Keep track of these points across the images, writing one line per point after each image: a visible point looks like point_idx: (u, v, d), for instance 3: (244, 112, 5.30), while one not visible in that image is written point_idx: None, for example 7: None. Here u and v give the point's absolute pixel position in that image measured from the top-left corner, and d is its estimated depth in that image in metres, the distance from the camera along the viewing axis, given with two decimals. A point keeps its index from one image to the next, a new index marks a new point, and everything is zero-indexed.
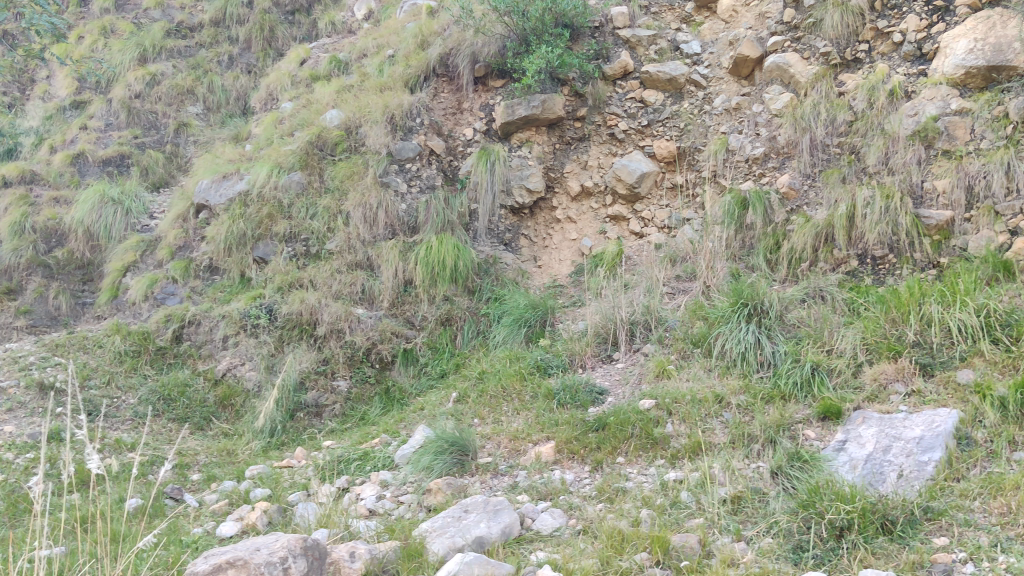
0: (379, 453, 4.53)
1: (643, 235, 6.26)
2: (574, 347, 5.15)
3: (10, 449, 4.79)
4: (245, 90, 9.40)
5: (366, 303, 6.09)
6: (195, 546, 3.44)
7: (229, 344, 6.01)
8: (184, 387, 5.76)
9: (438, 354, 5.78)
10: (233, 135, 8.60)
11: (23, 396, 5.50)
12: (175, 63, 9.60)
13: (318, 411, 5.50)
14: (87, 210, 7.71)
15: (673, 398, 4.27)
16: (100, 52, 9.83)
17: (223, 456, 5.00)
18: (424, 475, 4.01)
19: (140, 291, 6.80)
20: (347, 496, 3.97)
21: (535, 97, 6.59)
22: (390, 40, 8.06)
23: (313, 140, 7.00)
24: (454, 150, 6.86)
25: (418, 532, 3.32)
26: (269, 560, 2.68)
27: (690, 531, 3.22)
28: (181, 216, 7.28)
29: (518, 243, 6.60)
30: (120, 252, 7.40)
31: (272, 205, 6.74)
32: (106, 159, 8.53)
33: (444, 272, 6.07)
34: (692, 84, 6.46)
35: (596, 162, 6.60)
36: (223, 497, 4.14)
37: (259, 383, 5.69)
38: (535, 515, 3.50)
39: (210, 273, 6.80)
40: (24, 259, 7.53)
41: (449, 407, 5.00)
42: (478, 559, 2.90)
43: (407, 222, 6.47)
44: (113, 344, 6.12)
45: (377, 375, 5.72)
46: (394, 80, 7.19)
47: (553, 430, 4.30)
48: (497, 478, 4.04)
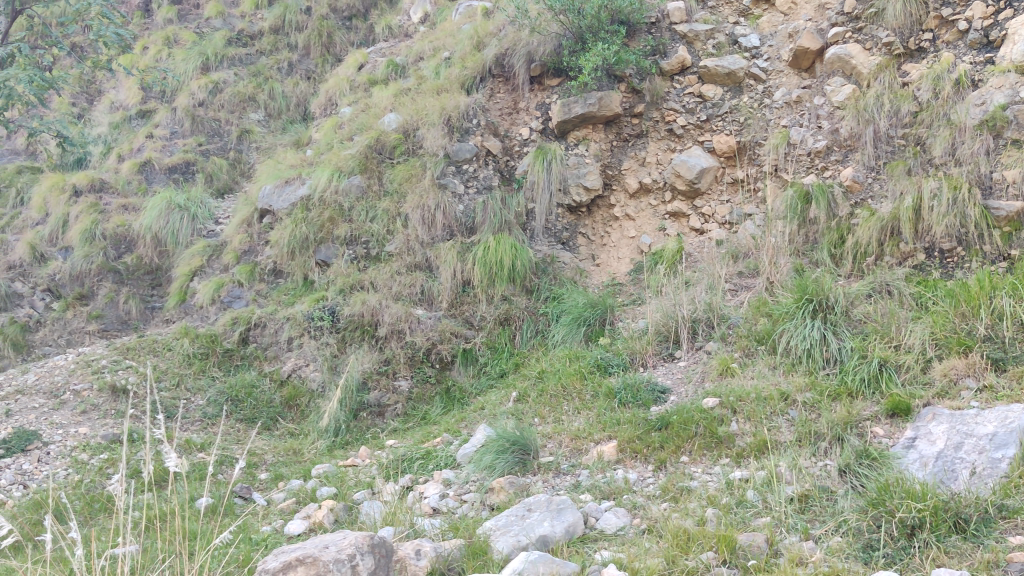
0: (441, 451, 4.56)
1: (704, 231, 6.18)
2: (635, 346, 5.12)
3: (86, 450, 4.93)
4: (305, 95, 9.54)
5: (426, 304, 6.13)
6: (265, 544, 3.50)
7: (293, 346, 6.11)
8: (251, 388, 5.87)
9: (497, 354, 5.79)
10: (294, 140, 8.73)
11: (96, 399, 5.65)
12: (236, 71, 9.78)
13: (380, 411, 5.57)
14: (155, 217, 7.88)
15: (738, 395, 4.22)
16: (164, 61, 10.07)
17: (289, 455, 5.08)
18: (486, 475, 4.05)
19: (207, 295, 6.95)
20: (411, 495, 4.01)
21: (592, 95, 6.57)
22: (446, 42, 8.12)
23: (372, 144, 7.08)
24: (511, 150, 6.88)
25: (482, 531, 3.33)
26: (338, 558, 2.71)
27: (756, 530, 3.17)
28: (246, 221, 7.42)
29: (576, 242, 6.57)
30: (187, 257, 7.57)
31: (333, 209, 6.83)
32: (172, 167, 8.73)
33: (502, 272, 6.08)
34: (752, 78, 6.35)
35: (654, 159, 6.54)
36: (290, 496, 4.21)
37: (323, 384, 5.76)
38: (598, 514, 3.48)
39: (274, 277, 6.92)
40: (95, 264, 7.74)
41: (510, 406, 5.01)
42: (542, 558, 2.89)
43: (465, 223, 6.50)
44: (181, 347, 6.25)
45: (438, 375, 5.77)
46: (451, 82, 7.25)
47: (614, 429, 4.27)
48: (559, 477, 4.03)
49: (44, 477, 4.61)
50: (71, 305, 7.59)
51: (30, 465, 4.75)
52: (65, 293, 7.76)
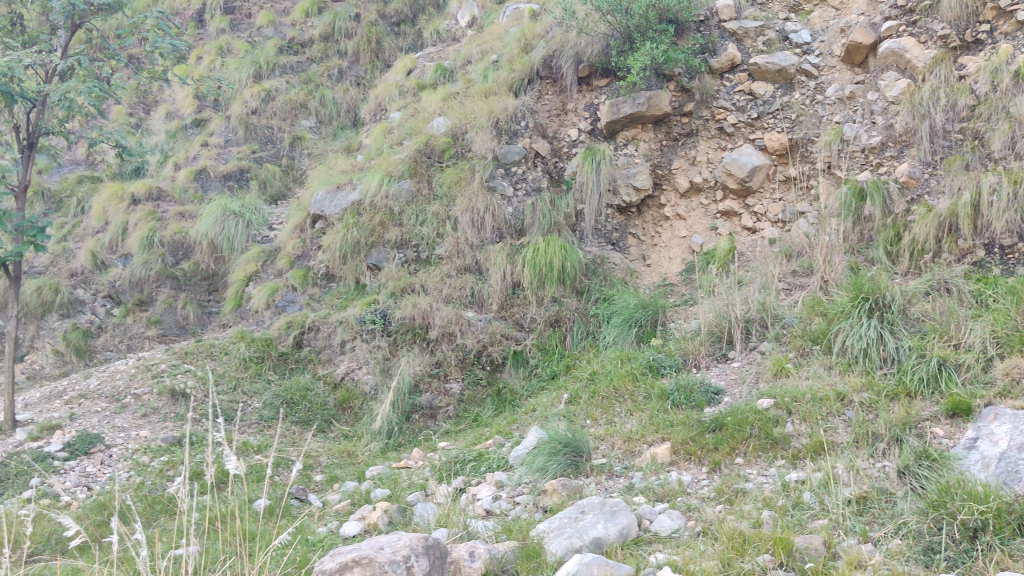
0: (493, 453, 4.58)
1: (756, 230, 6.09)
2: (687, 346, 5.08)
3: (146, 453, 5.04)
4: (355, 101, 9.65)
5: (476, 306, 6.16)
6: (321, 545, 3.54)
7: (346, 349, 6.18)
8: (305, 391, 5.94)
9: (548, 355, 5.78)
10: (345, 146, 8.83)
11: (156, 402, 5.77)
12: (288, 79, 9.91)
13: (432, 413, 5.60)
14: (210, 223, 8.01)
15: (793, 396, 4.16)
16: (217, 71, 10.24)
17: (343, 457, 5.13)
18: (539, 476, 4.05)
19: (262, 300, 7.06)
20: (464, 496, 4.03)
21: (640, 94, 6.53)
22: (494, 45, 8.15)
23: (421, 149, 7.15)
24: (559, 151, 6.86)
25: (535, 533, 3.33)
26: (394, 559, 2.73)
27: (813, 532, 3.12)
28: (299, 227, 7.52)
29: (626, 243, 6.53)
30: (243, 263, 7.69)
31: (383, 213, 6.89)
32: (227, 174, 8.88)
33: (552, 273, 6.08)
34: (803, 74, 6.28)
35: (705, 158, 6.48)
36: (345, 497, 4.26)
37: (375, 387, 5.82)
38: (653, 516, 3.46)
39: (327, 281, 7.01)
40: (154, 271, 7.91)
41: (561, 408, 5.00)
42: (597, 560, 2.88)
43: (514, 225, 6.51)
44: (238, 351, 6.35)
45: (489, 377, 5.78)
46: (499, 85, 7.28)
47: (668, 430, 4.24)
48: (612, 479, 4.01)
49: (107, 479, 4.72)
50: (131, 311, 7.77)
51: (94, 467, 4.87)
52: (125, 299, 7.93)
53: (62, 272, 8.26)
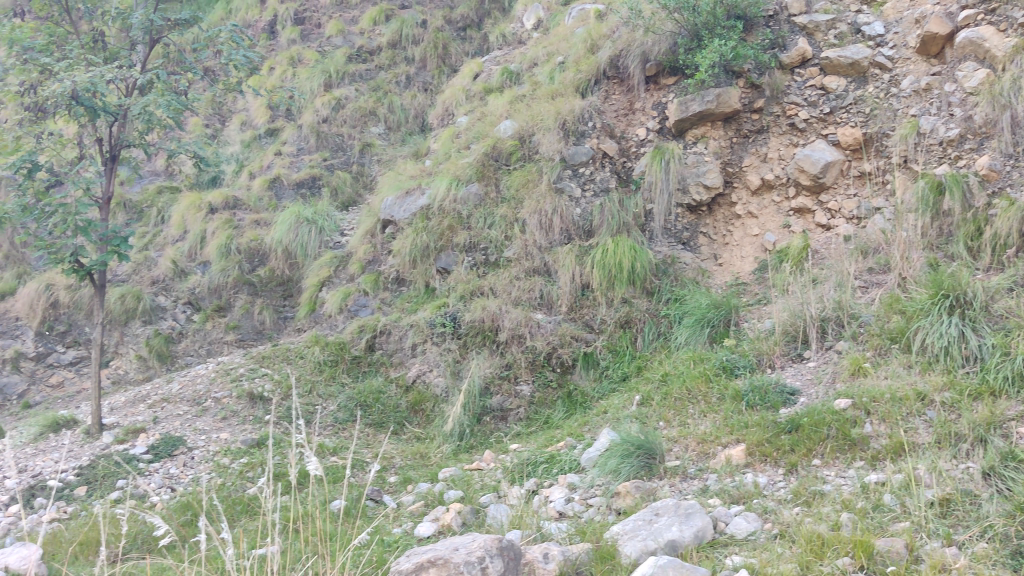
0: (566, 455, 4.58)
1: (831, 227, 5.93)
2: (762, 347, 5.01)
3: (227, 454, 5.16)
4: (423, 107, 9.76)
5: (545, 308, 6.17)
6: (396, 546, 3.59)
7: (418, 352, 6.26)
8: (378, 394, 6.02)
9: (619, 357, 5.73)
10: (414, 151, 8.93)
11: (235, 405, 5.91)
12: (357, 87, 10.06)
13: (502, 415, 5.62)
14: (285, 230, 8.18)
15: (872, 396, 4.07)
16: (289, 81, 10.43)
17: (416, 459, 5.18)
18: (612, 479, 4.03)
19: (335, 305, 7.18)
20: (537, 498, 4.04)
21: (709, 92, 6.47)
22: (560, 47, 8.15)
23: (489, 152, 7.26)
24: (627, 151, 6.82)
25: (609, 535, 3.31)
26: (468, 560, 2.75)
27: (895, 535, 3.04)
28: (370, 232, 7.64)
29: (697, 242, 6.44)
30: (316, 268, 7.83)
31: (452, 217, 7.01)
32: (300, 182, 9.06)
33: (622, 273, 6.05)
34: (877, 67, 6.13)
35: (776, 154, 6.32)
36: (419, 498, 4.30)
37: (446, 389, 5.86)
38: (728, 518, 3.42)
39: (398, 285, 7.10)
40: (231, 277, 8.11)
41: (633, 409, 4.97)
42: (672, 563, 2.85)
43: (583, 226, 6.51)
44: (313, 355, 6.47)
45: (560, 379, 5.77)
46: (566, 87, 7.32)
47: (743, 432, 4.18)
48: (686, 481, 3.97)
49: (190, 480, 4.84)
50: (210, 317, 7.98)
51: (177, 469, 5.00)
52: (204, 305, 8.13)
53: (144, 280, 8.48)
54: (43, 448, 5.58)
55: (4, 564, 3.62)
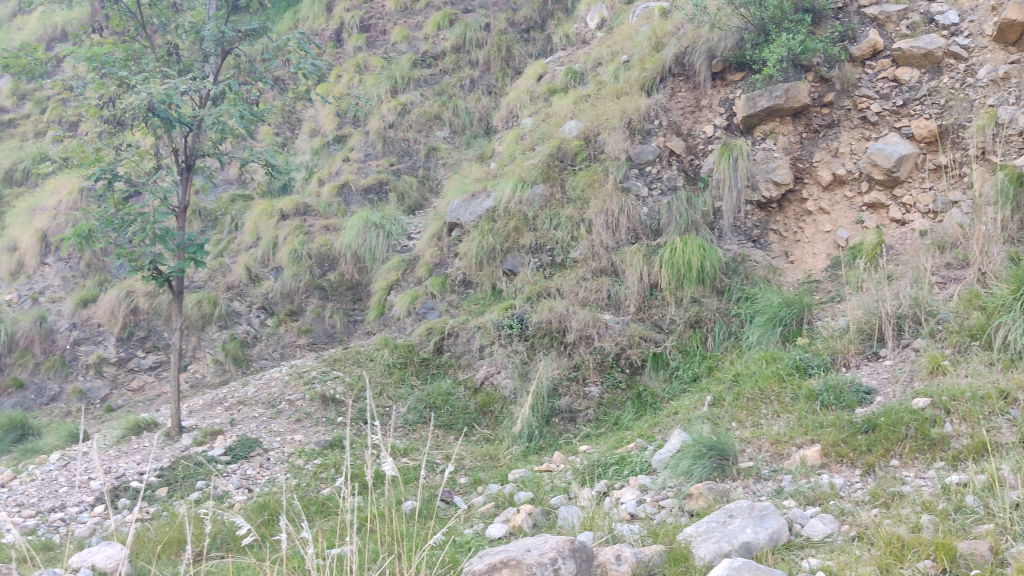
0: (636, 457, 4.55)
1: (906, 222, 5.79)
2: (836, 345, 4.91)
3: (301, 456, 5.25)
4: (487, 110, 9.81)
5: (613, 309, 6.14)
6: (468, 546, 3.62)
7: (485, 354, 6.30)
8: (447, 396, 6.06)
9: (689, 357, 5.68)
10: (479, 154, 8.99)
11: (309, 407, 6.01)
12: (423, 92, 10.17)
13: (572, 416, 5.61)
14: (354, 235, 8.32)
15: (951, 395, 3.96)
16: (356, 87, 10.56)
17: (486, 460, 5.20)
18: (684, 480, 3.99)
19: (404, 308, 7.27)
20: (608, 500, 4.02)
21: (778, 87, 6.37)
22: (625, 45, 8.12)
23: (554, 153, 7.27)
24: (695, 148, 6.75)
25: (682, 537, 3.28)
26: (541, 561, 2.75)
27: (978, 537, 2.95)
28: (437, 235, 7.73)
29: (767, 239, 6.32)
30: (385, 272, 7.94)
31: (518, 219, 7.03)
32: (367, 188, 9.19)
33: (691, 273, 6.00)
34: (952, 57, 5.96)
35: (848, 149, 6.18)
36: (490, 500, 4.32)
37: (515, 391, 5.88)
38: (804, 520, 3.36)
39: (465, 287, 7.16)
40: (303, 282, 8.27)
41: (705, 410, 4.92)
42: (747, 564, 2.80)
43: (650, 225, 6.47)
44: (382, 357, 6.54)
45: (629, 380, 5.74)
46: (631, 85, 7.30)
47: (818, 432, 4.11)
48: (760, 482, 3.91)
49: (266, 481, 4.95)
50: (283, 321, 8.14)
51: (254, 470, 5.11)
52: (277, 310, 8.29)
53: (219, 286, 8.64)
54: (126, 450, 5.75)
55: (91, 564, 3.74)
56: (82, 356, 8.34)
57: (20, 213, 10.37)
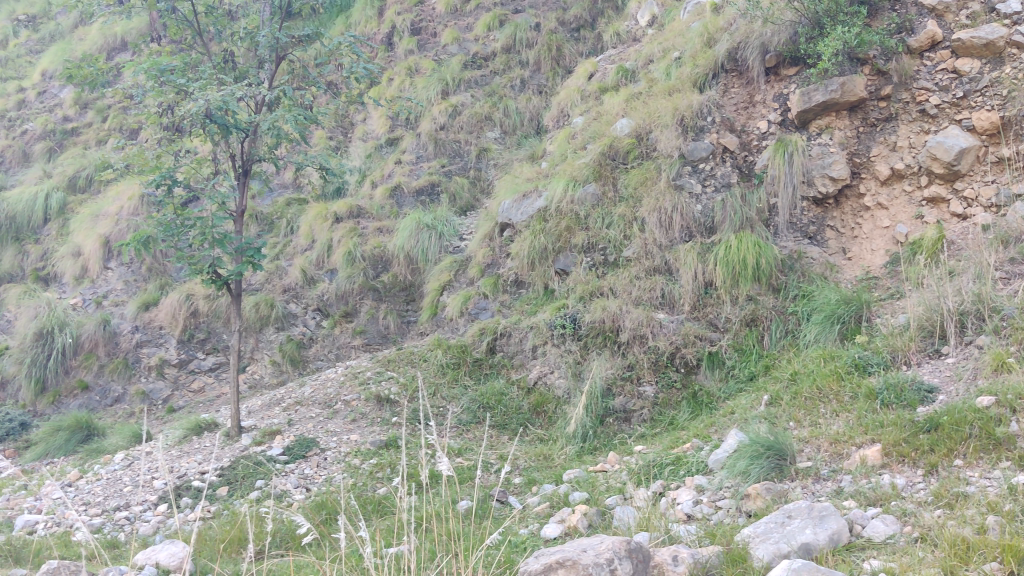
0: (692, 457, 4.52)
1: (967, 216, 5.62)
2: (896, 343, 4.81)
3: (357, 455, 5.31)
4: (537, 110, 9.82)
5: (667, 308, 6.11)
6: (523, 546, 3.63)
7: (538, 354, 6.30)
8: (501, 396, 6.08)
9: (745, 356, 5.62)
10: (530, 154, 9.00)
11: (364, 408, 6.07)
12: (473, 93, 10.21)
13: (626, 416, 5.59)
14: (407, 236, 8.41)
15: (1017, 394, 3.84)
16: (407, 90, 10.65)
17: (540, 460, 5.20)
18: (741, 480, 3.95)
19: (456, 308, 7.31)
20: (664, 501, 3.99)
21: (833, 81, 6.27)
22: (676, 42, 8.08)
23: (605, 151, 7.25)
24: (749, 145, 6.68)
25: (740, 539, 3.24)
26: (597, 561, 2.74)
27: None
28: (488, 236, 7.77)
29: (824, 236, 6.22)
30: (437, 273, 8.00)
31: (570, 218, 7.02)
32: (419, 189, 9.25)
33: (746, 270, 5.93)
34: (1014, 47, 5.74)
35: (906, 142, 6.04)
36: (545, 499, 4.32)
37: (568, 391, 5.87)
38: (865, 521, 3.30)
39: (517, 288, 7.18)
40: (357, 284, 8.36)
41: (762, 410, 4.86)
42: (806, 565, 2.74)
43: (704, 223, 6.41)
44: (436, 358, 6.60)
45: (684, 380, 5.69)
46: (683, 82, 7.27)
47: (878, 431, 4.03)
48: (819, 483, 3.85)
49: (323, 480, 5.00)
50: (338, 322, 8.24)
51: (311, 469, 5.18)
52: (332, 311, 8.39)
53: (276, 288, 8.76)
54: (187, 450, 5.87)
55: (155, 561, 3.82)
56: (144, 358, 8.54)
57: (83, 219, 10.66)
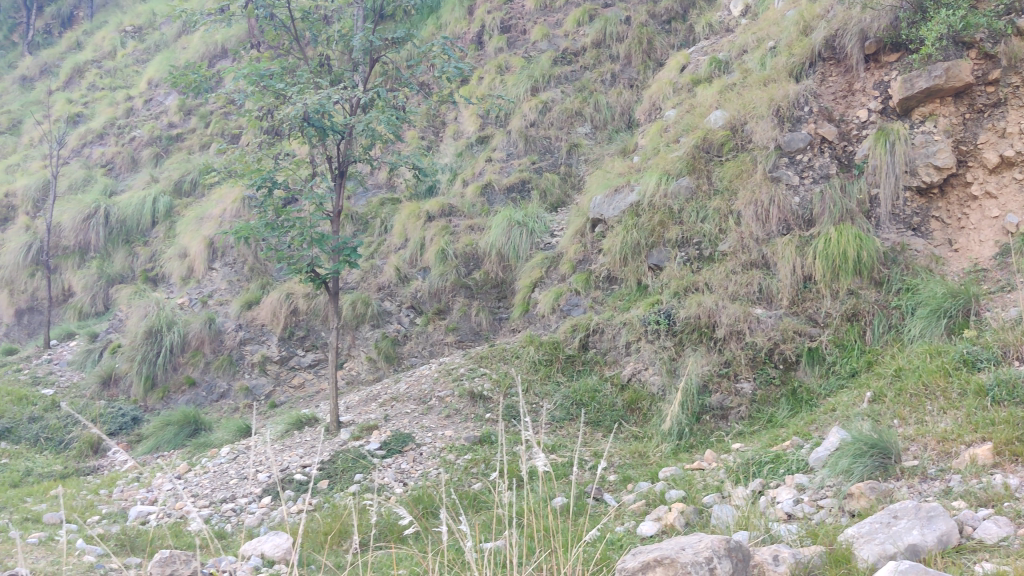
0: (793, 455, 4.43)
1: None
2: (1007, 338, 4.59)
3: (453, 450, 5.37)
4: (628, 104, 9.75)
5: (765, 302, 5.99)
6: (619, 544, 3.61)
7: (632, 350, 6.27)
8: (594, 393, 6.07)
9: (847, 352, 5.45)
10: (621, 149, 8.94)
11: (458, 404, 6.13)
12: (564, 89, 10.20)
13: (723, 413, 5.51)
14: (498, 234, 8.48)
15: None
16: (498, 88, 10.71)
17: (635, 457, 5.17)
18: (843, 479, 3.86)
19: (548, 305, 7.33)
20: (764, 499, 3.92)
21: (937, 66, 6.05)
22: (771, 31, 7.93)
23: (699, 144, 7.18)
24: (848, 134, 6.49)
25: (843, 539, 3.17)
26: (696, 560, 2.70)
27: None
28: (580, 231, 7.75)
29: (928, 227, 5.96)
30: (529, 270, 8.03)
31: (663, 212, 6.97)
32: (510, 186, 9.29)
33: (847, 263, 5.77)
34: None
35: (1016, 128, 5.70)
36: (641, 497, 4.30)
37: (663, 388, 5.83)
38: (976, 523, 3.17)
39: (609, 283, 7.15)
40: (450, 281, 8.47)
41: (864, 407, 4.72)
42: (914, 567, 2.63)
43: (802, 216, 6.27)
44: (529, 354, 6.64)
45: (783, 376, 5.57)
46: (779, 72, 7.15)
47: (989, 430, 3.89)
48: (927, 482, 3.72)
49: (420, 475, 5.08)
50: (431, 319, 8.33)
51: (408, 464, 5.26)
52: (425, 308, 8.49)
53: (371, 286, 8.92)
54: (290, 444, 6.03)
55: (260, 552, 3.95)
56: (247, 355, 8.80)
57: (189, 222, 11.08)
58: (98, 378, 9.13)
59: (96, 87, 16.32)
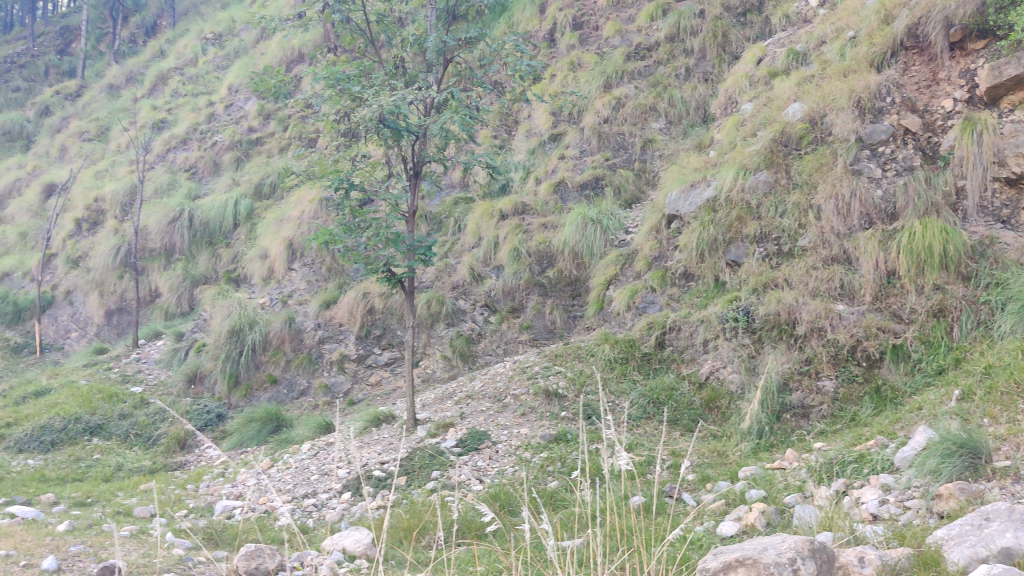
0: (878, 455, 4.32)
1: None
2: None
3: (529, 448, 5.38)
4: (704, 98, 9.61)
5: (847, 299, 5.86)
6: (698, 544, 3.58)
7: (709, 348, 6.20)
8: (671, 391, 6.02)
9: (933, 349, 5.26)
10: (696, 143, 8.85)
11: (533, 402, 6.14)
12: (637, 84, 10.14)
13: (805, 412, 5.41)
14: (572, 231, 8.47)
15: None
16: (570, 85, 10.70)
17: (714, 456, 5.11)
18: (932, 479, 3.75)
19: (623, 302, 7.26)
20: (848, 500, 3.83)
21: None
22: (851, 21, 7.77)
23: (777, 138, 7.07)
24: (932, 125, 6.28)
25: (932, 540, 3.09)
26: (779, 561, 2.66)
27: None
28: (655, 228, 7.71)
29: (1019, 219, 5.62)
30: (603, 267, 8.00)
31: (740, 208, 6.91)
32: (583, 184, 9.28)
33: (932, 258, 5.60)
34: None
35: None
36: (721, 497, 4.25)
37: (742, 386, 5.75)
38: None
39: (686, 280, 7.10)
40: (523, 279, 8.49)
41: (952, 405, 4.59)
42: (1007, 570, 2.53)
43: (885, 209, 6.11)
44: (604, 352, 6.62)
45: (866, 373, 5.42)
46: (859, 62, 7.01)
47: None
48: (1020, 483, 3.59)
49: (497, 472, 5.11)
50: (506, 317, 8.37)
51: (484, 461, 5.29)
52: (499, 306, 8.53)
53: (446, 285, 8.99)
54: (368, 441, 6.12)
55: (342, 546, 4.02)
56: (326, 354, 8.95)
57: (270, 223, 11.34)
58: (184, 376, 9.41)
59: (179, 94, 16.81)
